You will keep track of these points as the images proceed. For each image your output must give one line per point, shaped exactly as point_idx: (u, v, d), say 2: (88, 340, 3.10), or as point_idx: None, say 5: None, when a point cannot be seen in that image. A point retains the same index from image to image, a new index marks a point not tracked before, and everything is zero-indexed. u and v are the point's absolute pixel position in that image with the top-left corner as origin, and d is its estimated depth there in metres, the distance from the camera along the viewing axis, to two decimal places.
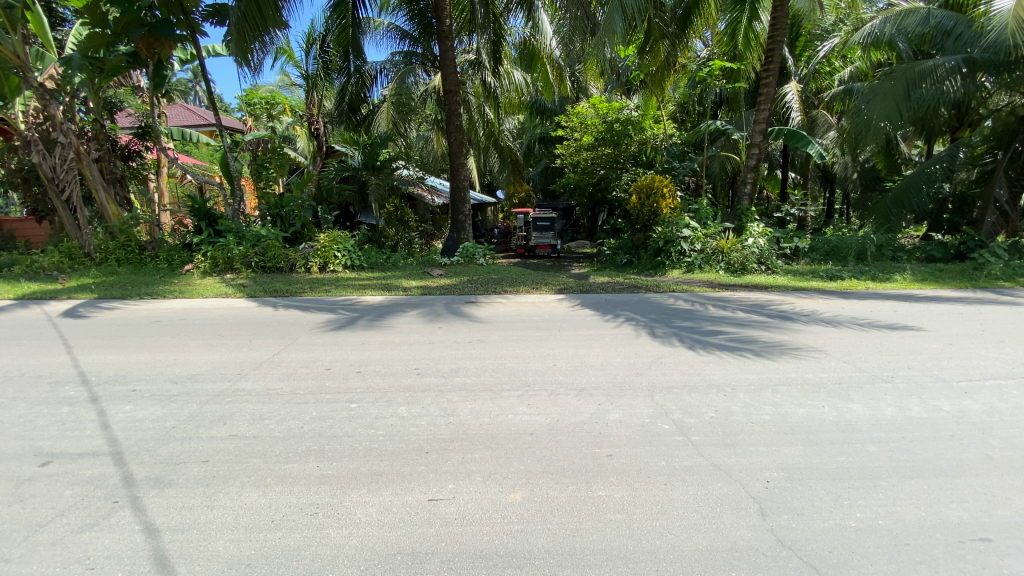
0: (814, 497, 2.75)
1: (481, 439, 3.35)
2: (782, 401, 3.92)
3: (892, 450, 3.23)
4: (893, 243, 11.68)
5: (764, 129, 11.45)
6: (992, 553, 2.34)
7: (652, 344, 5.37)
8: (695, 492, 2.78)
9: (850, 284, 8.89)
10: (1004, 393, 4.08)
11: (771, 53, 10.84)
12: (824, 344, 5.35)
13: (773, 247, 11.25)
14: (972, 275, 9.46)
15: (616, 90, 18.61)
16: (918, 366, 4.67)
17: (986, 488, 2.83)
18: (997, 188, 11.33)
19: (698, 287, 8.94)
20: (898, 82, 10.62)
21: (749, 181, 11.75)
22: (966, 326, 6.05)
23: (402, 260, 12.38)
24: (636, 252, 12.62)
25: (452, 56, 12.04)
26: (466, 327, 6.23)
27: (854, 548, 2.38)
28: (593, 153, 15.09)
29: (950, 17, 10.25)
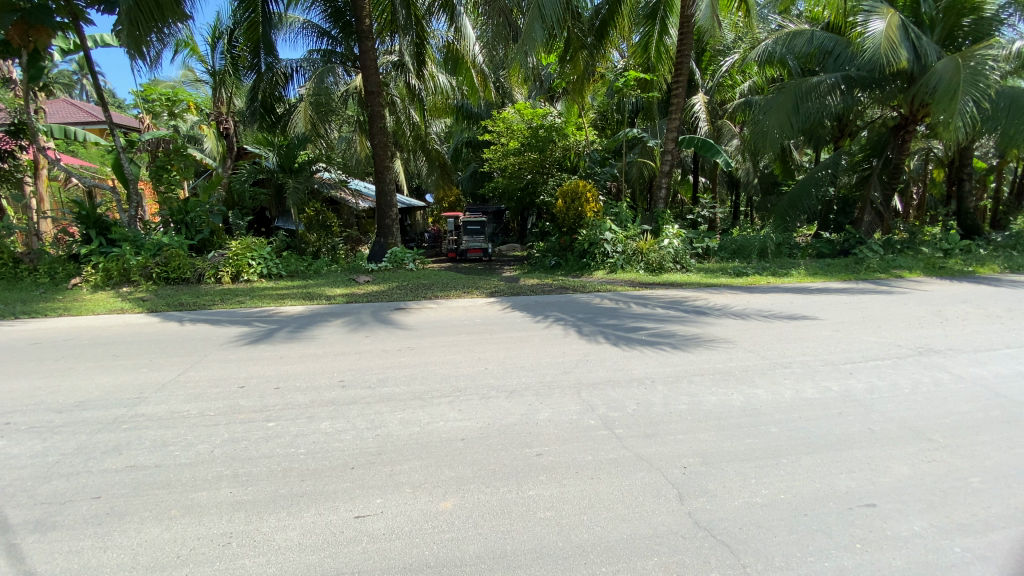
0: (726, 478, 2.96)
1: (411, 449, 3.28)
2: (697, 391, 4.18)
3: (790, 430, 3.56)
4: (789, 241, 12.88)
5: (675, 137, 12.16)
6: (872, 517, 2.64)
7: (579, 343, 5.51)
8: (621, 483, 2.89)
9: (754, 280, 9.67)
10: (882, 372, 4.63)
11: (680, 65, 11.63)
12: (732, 335, 5.79)
13: (687, 246, 11.99)
14: (854, 268, 10.67)
15: (540, 97, 19.18)
16: (812, 352, 5.17)
17: (870, 459, 3.19)
18: (873, 191, 12.84)
19: (621, 286, 9.36)
20: (789, 96, 11.76)
21: (664, 186, 12.50)
22: (851, 314, 6.80)
23: (325, 267, 11.84)
24: (564, 254, 13.01)
25: (373, 57, 11.79)
26: (394, 334, 6.08)
27: (760, 523, 2.59)
28: (520, 158, 15.42)
29: (830, 38, 11.41)
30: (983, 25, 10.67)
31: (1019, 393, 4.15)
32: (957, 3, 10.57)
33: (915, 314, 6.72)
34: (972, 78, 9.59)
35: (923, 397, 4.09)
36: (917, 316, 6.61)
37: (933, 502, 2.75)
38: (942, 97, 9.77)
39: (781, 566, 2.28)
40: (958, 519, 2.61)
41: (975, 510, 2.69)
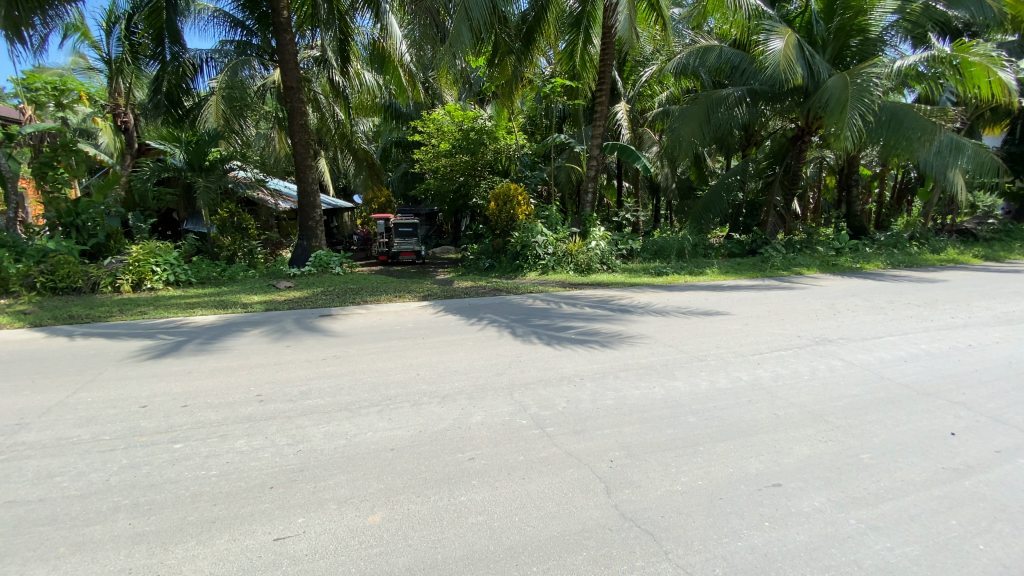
0: (649, 469, 3.11)
1: (337, 463, 3.15)
2: (623, 386, 4.36)
3: (707, 419, 3.80)
4: (704, 242, 13.78)
5: (600, 143, 12.63)
6: (778, 495, 2.88)
7: (511, 345, 5.55)
8: (551, 482, 2.95)
9: (674, 279, 10.25)
10: (784, 361, 5.07)
11: (603, 73, 12.13)
12: (655, 332, 6.10)
13: (613, 248, 12.51)
14: (761, 267, 11.62)
15: (470, 99, 19.19)
16: (725, 345, 5.56)
17: (775, 442, 3.47)
18: (775, 196, 14.04)
19: (552, 287, 9.57)
20: (701, 106, 12.61)
21: (591, 190, 12.92)
22: (758, 308, 7.41)
23: (241, 273, 11.11)
24: (497, 257, 13.05)
25: (291, 50, 11.25)
26: (320, 342, 5.81)
27: (681, 509, 2.74)
28: (452, 160, 15.37)
29: (737, 55, 12.36)
30: (868, 46, 11.85)
31: (896, 374, 4.71)
32: (845, 27, 11.74)
33: (812, 308, 7.43)
34: (858, 95, 10.74)
35: (819, 382, 4.53)
36: (814, 309, 7.32)
37: (829, 478, 3.05)
38: (834, 111, 10.84)
39: (699, 550, 2.43)
40: (850, 493, 2.91)
41: (862, 483, 3.01)
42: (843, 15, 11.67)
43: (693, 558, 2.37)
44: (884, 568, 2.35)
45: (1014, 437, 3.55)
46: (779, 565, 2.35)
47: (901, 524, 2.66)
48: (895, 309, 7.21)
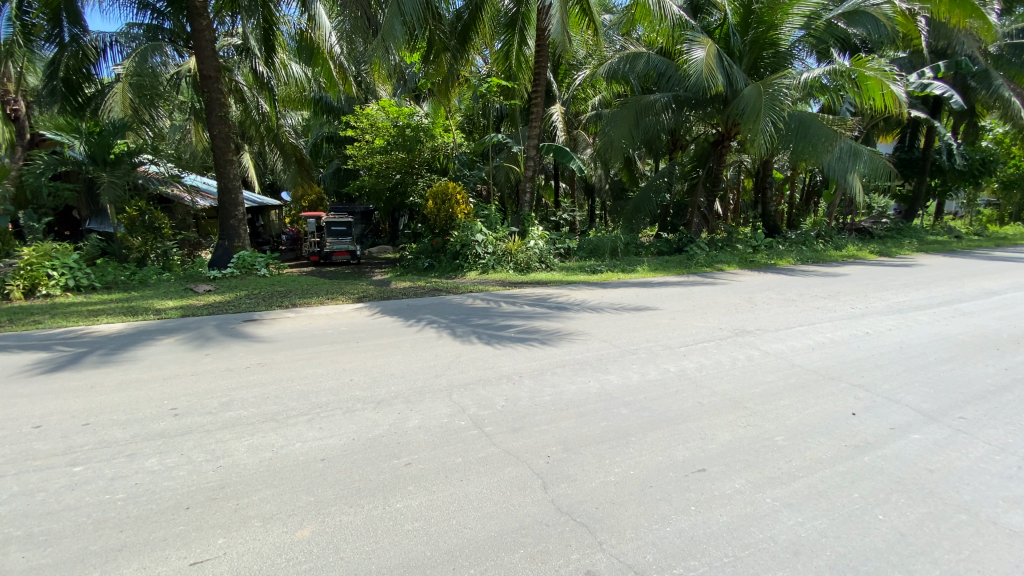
0: (584, 462, 3.19)
1: (262, 477, 2.97)
2: (559, 381, 4.45)
3: (639, 410, 3.96)
4: (636, 240, 14.34)
5: (537, 144, 12.78)
6: (703, 480, 3.05)
7: (450, 345, 5.50)
8: (489, 482, 2.94)
9: (609, 277, 10.57)
10: (708, 352, 5.39)
11: (539, 75, 12.29)
12: (591, 328, 6.27)
13: (551, 247, 12.71)
14: (687, 264, 12.28)
15: (405, 95, 18.81)
16: (655, 339, 5.82)
17: (700, 429, 3.68)
18: (699, 197, 14.88)
19: (492, 286, 9.58)
20: (630, 111, 13.13)
21: (529, 190, 13.06)
22: (686, 303, 7.82)
23: (154, 277, 10.22)
24: (437, 256, 12.87)
25: (208, 36, 10.50)
26: (245, 348, 5.47)
27: (614, 500, 2.83)
28: (387, 157, 14.98)
29: (663, 62, 12.97)
30: (780, 59, 12.78)
31: (806, 361, 5.14)
32: (759, 40, 12.64)
33: (733, 301, 7.95)
34: (770, 104, 11.59)
35: (739, 371, 4.85)
36: (734, 302, 7.83)
37: (748, 461, 3.27)
38: (750, 118, 11.66)
39: (631, 538, 2.52)
40: (767, 473, 3.14)
41: (777, 464, 3.26)
42: (757, 28, 12.59)
43: (626, 546, 2.46)
44: (796, 541, 2.55)
45: (903, 414, 3.98)
46: (704, 546, 2.49)
47: (811, 499, 2.90)
48: (805, 302, 7.87)
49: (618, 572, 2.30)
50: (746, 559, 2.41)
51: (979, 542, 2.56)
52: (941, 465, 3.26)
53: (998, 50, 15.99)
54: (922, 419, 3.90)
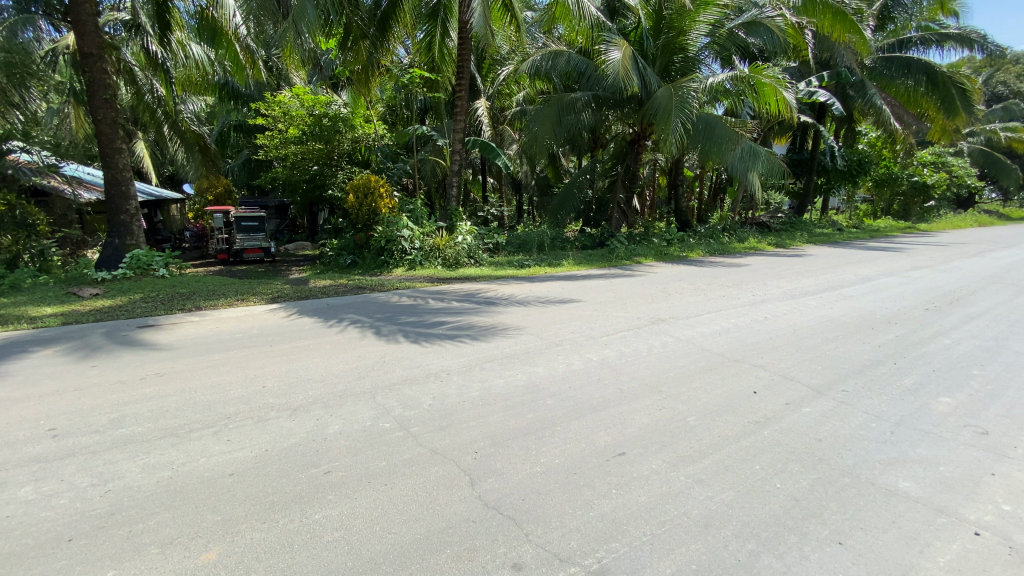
0: (510, 455, 3.22)
1: (160, 500, 2.70)
2: (487, 376, 4.46)
3: (564, 399, 4.07)
4: (561, 235, 14.74)
5: (462, 138, 12.64)
6: (624, 463, 3.19)
7: (374, 345, 5.32)
8: (414, 483, 2.89)
9: (536, 271, 10.74)
10: (628, 340, 5.65)
11: (462, 68, 12.14)
12: (518, 322, 6.34)
13: (480, 242, 12.64)
14: (608, 257, 12.79)
15: (321, 83, 17.91)
16: (579, 330, 6.00)
17: (620, 415, 3.84)
18: (619, 193, 15.56)
19: (419, 282, 9.40)
20: (553, 108, 13.43)
21: (455, 184, 12.93)
22: (607, 294, 8.14)
23: (27, 280, 8.97)
24: (360, 252, 12.38)
25: (90, 9, 9.34)
26: (141, 357, 4.95)
27: (540, 490, 2.88)
28: (303, 147, 14.19)
29: (583, 62, 13.35)
30: (689, 63, 13.66)
31: (715, 345, 5.53)
32: (670, 44, 13.37)
33: (650, 292, 8.38)
34: (680, 105, 12.30)
35: (656, 357, 5.13)
36: (651, 293, 8.27)
37: (664, 442, 3.47)
38: (662, 119, 12.32)
39: (557, 526, 2.58)
40: (680, 452, 3.35)
41: (690, 443, 3.49)
42: (668, 33, 13.34)
43: (552, 535, 2.52)
44: (706, 515, 2.74)
45: (797, 389, 4.41)
46: (625, 527, 2.60)
47: (719, 474, 3.14)
48: (714, 290, 8.46)
49: (544, 561, 2.35)
50: (663, 536, 2.55)
51: (859, 500, 2.90)
52: (828, 435, 3.64)
53: (872, 63, 17.82)
54: (812, 393, 4.34)
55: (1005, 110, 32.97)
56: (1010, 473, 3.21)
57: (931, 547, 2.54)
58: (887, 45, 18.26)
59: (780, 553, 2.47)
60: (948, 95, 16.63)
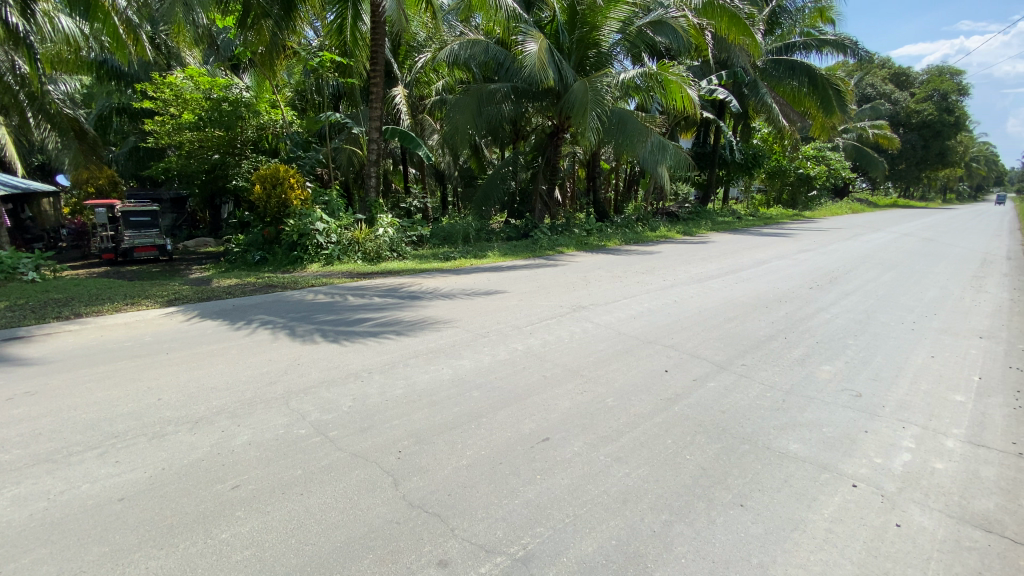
0: (435, 451, 3.18)
1: (32, 535, 2.38)
2: (411, 372, 4.37)
3: (489, 390, 4.09)
4: (486, 227, 14.75)
5: (380, 126, 12.16)
6: (547, 449, 3.27)
7: (287, 347, 5.01)
8: (333, 489, 2.77)
9: (461, 263, 10.63)
10: (552, 328, 5.79)
11: (376, 53, 11.62)
12: (442, 315, 6.27)
13: (402, 234, 12.26)
14: (532, 248, 13.00)
15: (219, 65, 16.45)
16: (504, 320, 6.05)
17: (544, 402, 3.92)
18: (541, 185, 15.82)
19: (337, 278, 8.97)
20: (472, 98, 13.33)
21: (373, 175, 12.44)
22: (531, 284, 8.27)
23: None
24: (270, 248, 11.64)
25: None
26: (6, 375, 4.31)
27: (465, 484, 2.87)
28: (200, 134, 13.11)
29: (501, 52, 13.27)
30: (602, 58, 14.02)
31: (631, 329, 5.82)
32: (584, 39, 13.73)
33: (572, 280, 8.63)
34: (595, 99, 12.71)
35: (576, 343, 5.30)
36: (572, 281, 8.51)
37: (585, 425, 3.60)
38: (579, 112, 12.68)
39: (482, 517, 2.59)
40: (601, 434, 3.49)
41: (609, 423, 3.64)
42: (582, 28, 13.66)
43: (477, 527, 2.52)
44: (624, 491, 2.89)
45: (704, 366, 4.76)
46: (548, 511, 2.67)
47: (635, 450, 3.31)
48: (630, 277, 8.88)
49: (470, 554, 2.35)
50: (584, 516, 2.65)
51: (757, 464, 3.19)
52: (731, 406, 3.97)
53: (764, 64, 19.44)
54: (716, 368, 4.71)
55: (872, 110, 37.38)
56: (877, 429, 3.68)
57: (817, 501, 2.86)
58: (776, 49, 19.84)
59: (690, 521, 2.66)
60: (827, 96, 18.47)
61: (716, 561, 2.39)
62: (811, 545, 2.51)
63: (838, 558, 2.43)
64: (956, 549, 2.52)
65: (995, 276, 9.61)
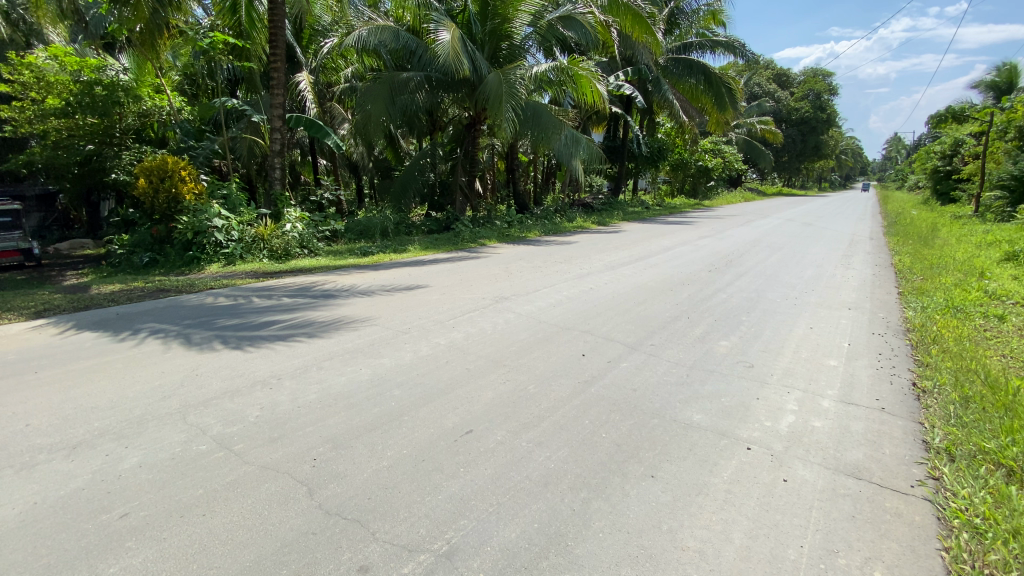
0: (355, 455, 3.08)
1: None
2: (325, 375, 4.18)
3: (410, 388, 4.01)
4: (406, 221, 14.43)
5: (283, 115, 11.38)
6: (470, 440, 3.29)
7: (184, 356, 4.58)
8: (242, 505, 2.60)
9: (379, 258, 10.30)
10: (474, 320, 5.79)
11: (275, 37, 10.80)
12: (359, 313, 6.05)
13: (313, 230, 11.61)
14: (453, 240, 12.90)
15: (89, 43, 14.61)
16: (425, 315, 5.97)
17: (466, 394, 3.93)
18: (461, 177, 15.71)
19: (242, 279, 8.34)
20: (385, 87, 12.90)
21: (278, 166, 11.67)
22: (453, 277, 8.22)
23: None
24: (161, 248, 10.55)
25: None
26: None
27: (385, 485, 2.81)
28: (68, 122, 11.65)
29: (412, 40, 12.89)
30: (515, 50, 14.14)
31: (550, 317, 5.98)
32: (496, 31, 13.74)
33: (493, 272, 8.70)
34: (510, 91, 12.80)
35: (498, 334, 5.36)
36: (494, 273, 8.58)
37: (507, 413, 3.65)
38: (494, 104, 12.74)
39: (404, 517, 2.55)
40: (523, 420, 3.57)
41: (531, 410, 3.73)
42: (494, 20, 13.62)
43: (399, 528, 2.48)
44: (546, 474, 2.98)
45: (617, 348, 5.02)
46: (472, 503, 2.69)
47: (555, 434, 3.42)
48: (549, 267, 9.10)
49: (392, 556, 2.31)
50: (508, 503, 2.70)
51: (665, 436, 3.43)
52: (641, 384, 4.23)
53: (665, 62, 20.61)
54: (629, 349, 4.98)
55: (758, 108, 41.13)
56: (767, 395, 4.10)
57: (718, 465, 3.13)
58: (675, 48, 21.11)
59: (607, 496, 2.80)
60: (720, 93, 20.08)
61: (630, 532, 2.54)
62: (713, 507, 2.75)
63: (736, 516, 2.68)
64: (832, 496, 2.88)
65: (860, 254, 10.99)
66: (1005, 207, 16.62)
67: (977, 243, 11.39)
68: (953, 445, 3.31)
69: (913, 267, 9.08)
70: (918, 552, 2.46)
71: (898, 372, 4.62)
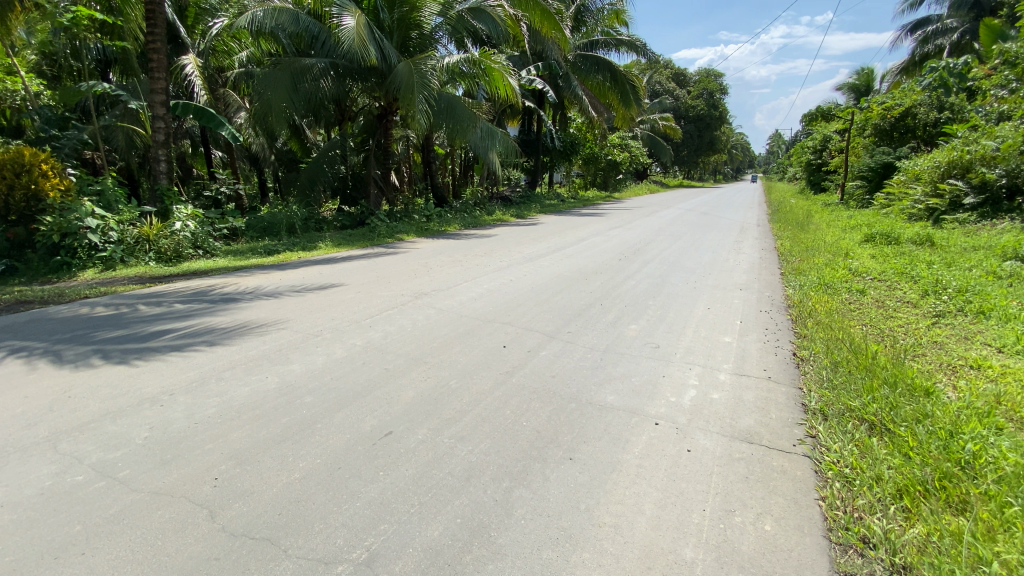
0: (264, 468, 2.90)
1: None
2: (227, 387, 3.87)
3: (324, 394, 3.83)
4: (316, 216, 13.66)
5: (166, 101, 10.29)
6: (390, 442, 3.21)
7: (53, 377, 4.02)
8: (131, 537, 2.35)
9: (286, 257, 9.69)
10: (392, 318, 5.64)
11: (153, 14, 9.68)
12: (265, 316, 5.67)
13: (208, 228, 10.65)
14: (368, 236, 12.43)
15: None
16: (338, 316, 5.71)
17: (384, 395, 3.83)
18: (373, 169, 15.09)
19: (125, 285, 7.47)
20: (285, 73, 12.08)
21: (162, 158, 10.55)
22: (368, 275, 7.94)
23: None
24: (20, 254, 9.13)
25: None
26: None
27: (298, 497, 2.68)
28: None
29: (314, 24, 12.08)
30: (425, 40, 13.88)
31: (471, 311, 5.97)
32: (404, 19, 13.33)
33: (411, 267, 8.53)
34: (421, 82, 12.51)
35: (418, 331, 5.26)
36: (412, 268, 8.41)
37: (428, 411, 3.60)
38: (405, 95, 12.38)
39: (320, 530, 2.45)
40: (443, 417, 3.54)
41: (452, 405, 3.71)
42: (401, 8, 13.19)
43: (314, 541, 2.37)
44: (468, 467, 2.99)
45: (536, 337, 5.13)
46: (393, 506, 2.64)
47: (476, 427, 3.43)
48: (468, 261, 9.07)
49: (307, 570, 2.22)
50: (429, 502, 2.68)
51: (581, 420, 3.57)
52: (559, 371, 4.36)
53: (574, 58, 21.20)
54: (547, 338, 5.11)
55: (660, 105, 43.80)
56: (673, 373, 4.40)
57: (629, 442, 3.32)
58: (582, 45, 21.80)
59: (529, 483, 2.87)
60: (625, 91, 21.28)
61: (551, 515, 2.62)
62: (626, 482, 2.91)
63: (647, 488, 2.87)
64: (729, 461, 3.17)
65: (750, 240, 12.10)
66: (863, 195, 19.25)
67: (843, 227, 12.98)
68: (826, 405, 3.76)
69: (793, 250, 10.15)
70: (800, 504, 2.78)
71: (782, 344, 5.17)
